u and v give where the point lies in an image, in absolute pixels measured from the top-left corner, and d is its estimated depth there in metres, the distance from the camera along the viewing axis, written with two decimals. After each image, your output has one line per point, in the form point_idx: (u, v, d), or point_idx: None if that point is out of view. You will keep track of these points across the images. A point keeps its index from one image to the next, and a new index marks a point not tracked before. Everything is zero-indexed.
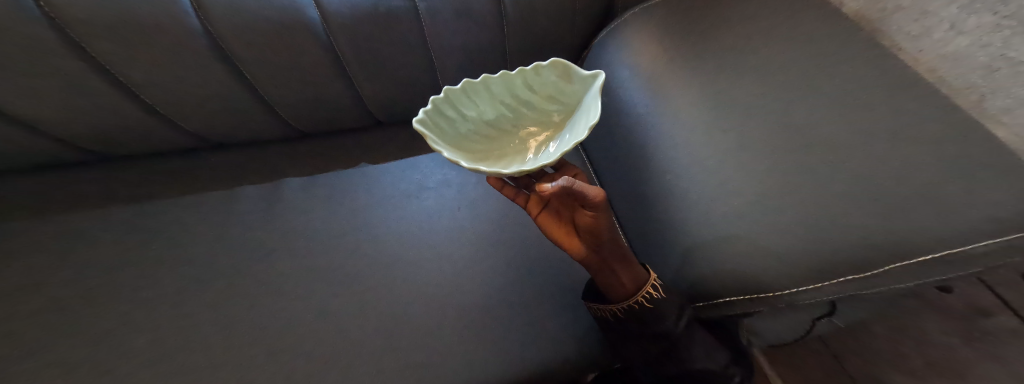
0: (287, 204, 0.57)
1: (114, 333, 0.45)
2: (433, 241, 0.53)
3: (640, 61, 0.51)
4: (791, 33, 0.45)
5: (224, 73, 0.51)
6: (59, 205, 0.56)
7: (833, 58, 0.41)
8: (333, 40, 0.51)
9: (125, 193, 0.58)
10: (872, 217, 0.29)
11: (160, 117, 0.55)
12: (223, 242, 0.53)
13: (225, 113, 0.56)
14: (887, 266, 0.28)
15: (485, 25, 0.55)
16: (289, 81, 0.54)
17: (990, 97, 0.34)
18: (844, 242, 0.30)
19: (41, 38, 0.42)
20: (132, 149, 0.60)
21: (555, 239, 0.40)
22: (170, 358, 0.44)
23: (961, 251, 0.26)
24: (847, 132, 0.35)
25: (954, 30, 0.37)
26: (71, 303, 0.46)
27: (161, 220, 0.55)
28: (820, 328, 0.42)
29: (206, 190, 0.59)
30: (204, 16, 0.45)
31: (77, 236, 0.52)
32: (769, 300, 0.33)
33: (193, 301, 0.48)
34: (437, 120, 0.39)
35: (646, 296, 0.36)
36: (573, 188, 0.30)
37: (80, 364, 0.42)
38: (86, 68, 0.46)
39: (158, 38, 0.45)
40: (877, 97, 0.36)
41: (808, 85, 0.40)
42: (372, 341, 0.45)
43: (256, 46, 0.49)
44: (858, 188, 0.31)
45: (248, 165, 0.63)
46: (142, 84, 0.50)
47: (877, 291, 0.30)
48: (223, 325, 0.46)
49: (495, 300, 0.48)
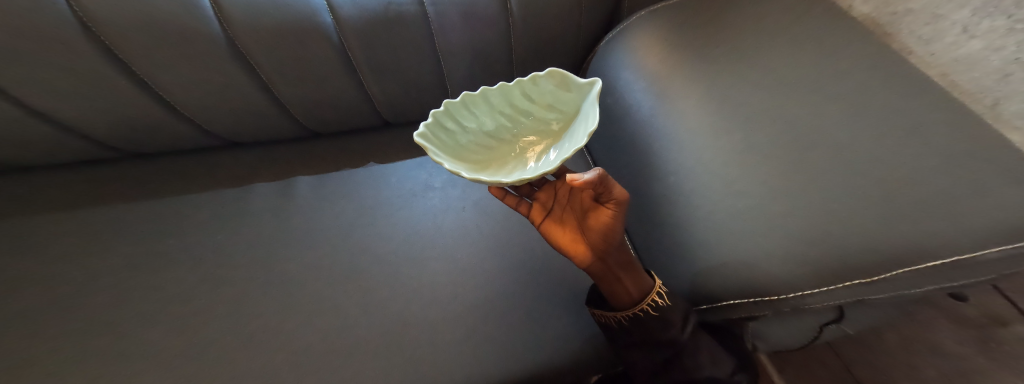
0: (298, 202, 0.59)
1: (128, 325, 0.46)
2: (438, 240, 0.54)
3: (644, 64, 0.51)
4: (802, 36, 0.44)
5: (238, 73, 0.52)
6: (80, 200, 0.58)
7: (846, 61, 0.40)
8: (344, 42, 0.52)
9: (143, 189, 0.60)
10: (881, 223, 0.29)
11: (178, 116, 0.57)
12: (233, 238, 0.55)
13: (240, 113, 0.58)
14: (895, 271, 0.27)
15: (493, 27, 0.55)
16: (301, 82, 0.55)
17: (1006, 102, 0.33)
18: (847, 249, 0.29)
19: (72, 41, 0.45)
20: (152, 147, 0.62)
21: (560, 246, 0.42)
22: (179, 353, 0.45)
23: (972, 256, 0.25)
24: (852, 137, 0.35)
25: (967, 33, 0.37)
26: (89, 296, 0.48)
27: (176, 215, 0.57)
28: (828, 335, 0.41)
29: (219, 187, 0.61)
30: (224, 19, 0.47)
31: (96, 231, 0.54)
32: (775, 304, 0.33)
33: (205, 294, 0.49)
34: (438, 134, 0.40)
35: (651, 304, 0.36)
36: (606, 179, 0.32)
37: (94, 354, 0.44)
38: (110, 67, 0.48)
39: (177, 40, 0.47)
40: (887, 100, 0.36)
41: (811, 90, 0.40)
42: (375, 337, 0.46)
43: (271, 48, 0.50)
44: (866, 193, 0.31)
45: (259, 163, 0.65)
46: (163, 84, 0.52)
47: (883, 297, 0.29)
48: (233, 319, 0.47)
49: (498, 299, 0.48)
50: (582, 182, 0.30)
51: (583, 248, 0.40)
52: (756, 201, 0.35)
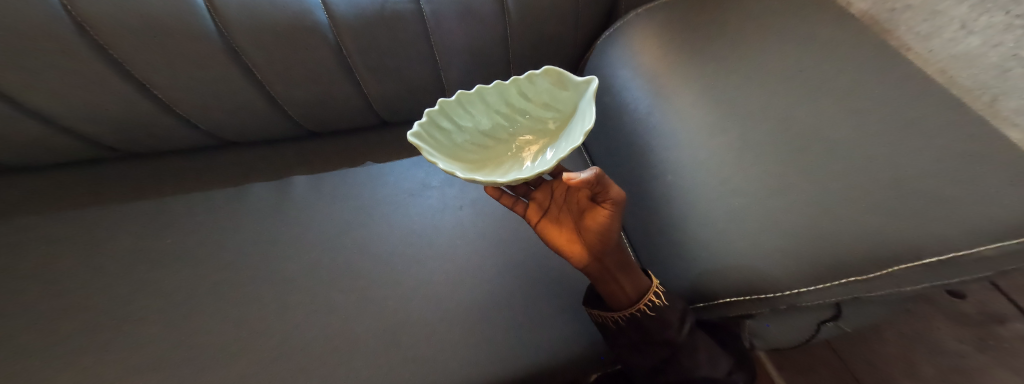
0: (295, 202, 0.59)
1: (125, 326, 0.46)
2: (434, 239, 0.54)
3: (641, 62, 0.51)
4: (798, 32, 0.44)
5: (233, 72, 0.52)
6: (76, 200, 0.58)
7: (842, 57, 0.40)
8: (339, 41, 0.52)
9: (140, 189, 0.60)
10: (876, 221, 0.29)
11: (175, 115, 0.57)
12: (230, 238, 0.55)
13: (237, 113, 0.58)
14: (890, 268, 0.27)
15: (489, 25, 0.55)
16: (296, 81, 0.55)
17: (1003, 98, 0.33)
18: (845, 247, 0.29)
19: (66, 41, 0.45)
20: (148, 147, 0.62)
21: (556, 246, 0.41)
22: (176, 353, 0.45)
23: (966, 254, 0.25)
24: (850, 135, 0.34)
25: (966, 29, 0.36)
26: (85, 296, 0.48)
27: (172, 216, 0.57)
28: (826, 332, 0.41)
29: (216, 187, 0.61)
30: (218, 18, 0.47)
31: (93, 231, 0.54)
32: (771, 302, 0.33)
33: (202, 294, 0.49)
34: (433, 133, 0.40)
35: (648, 304, 0.37)
36: (602, 178, 0.32)
37: (90, 355, 0.44)
38: (105, 67, 0.48)
39: (171, 39, 0.47)
40: (885, 96, 0.36)
41: (808, 87, 0.40)
42: (371, 337, 0.46)
43: (266, 48, 0.50)
44: (865, 190, 0.30)
45: (256, 162, 0.65)
46: (158, 84, 0.52)
47: (879, 295, 0.29)
48: (230, 318, 0.47)
49: (494, 298, 0.48)
50: (577, 181, 0.30)
51: (580, 248, 0.40)
52: (753, 198, 0.35)
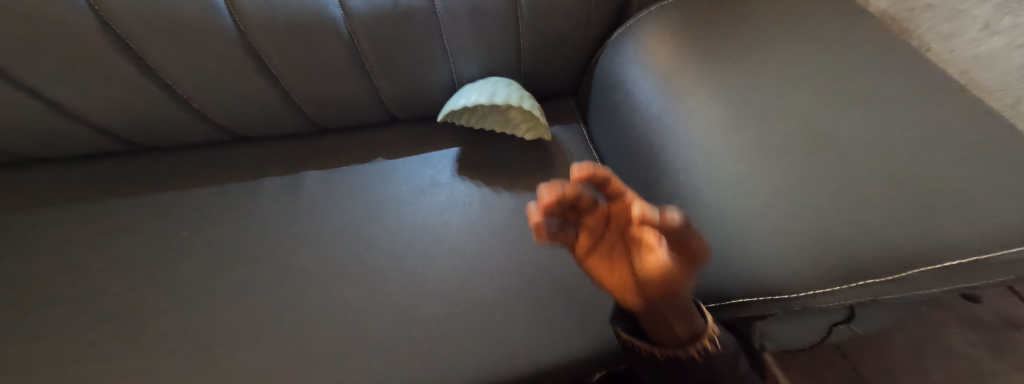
0: (306, 197, 0.59)
1: (141, 318, 0.47)
2: (445, 236, 0.54)
3: (653, 62, 0.51)
4: (816, 31, 0.44)
5: (249, 68, 0.53)
6: (92, 192, 0.59)
7: (861, 56, 0.40)
8: (353, 37, 0.52)
9: (155, 182, 0.61)
10: (893, 225, 0.28)
11: (191, 109, 0.58)
12: (243, 231, 0.55)
13: (252, 108, 0.59)
14: (905, 272, 0.26)
15: (501, 21, 0.55)
16: (310, 77, 0.56)
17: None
18: (862, 250, 0.29)
19: (88, 35, 0.45)
20: (164, 140, 0.63)
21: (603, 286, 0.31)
22: (190, 343, 0.45)
23: (990, 258, 0.24)
24: (866, 136, 0.34)
25: (990, 29, 0.36)
26: (104, 286, 0.49)
27: (187, 208, 0.58)
28: (837, 335, 0.41)
29: (229, 181, 0.62)
30: (235, 12, 0.47)
31: (110, 223, 0.55)
32: (785, 303, 0.33)
33: (216, 286, 0.50)
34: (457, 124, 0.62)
35: (701, 350, 0.31)
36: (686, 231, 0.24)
37: (106, 344, 0.45)
38: (126, 60, 0.49)
39: (190, 34, 0.47)
40: (905, 96, 0.35)
41: (825, 87, 0.39)
42: (381, 330, 0.46)
43: (281, 43, 0.50)
44: (881, 191, 0.30)
45: (268, 157, 0.65)
46: (176, 78, 0.52)
47: (899, 297, 0.28)
48: (244, 310, 0.48)
49: (504, 295, 0.49)
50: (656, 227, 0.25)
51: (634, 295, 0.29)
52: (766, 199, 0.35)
